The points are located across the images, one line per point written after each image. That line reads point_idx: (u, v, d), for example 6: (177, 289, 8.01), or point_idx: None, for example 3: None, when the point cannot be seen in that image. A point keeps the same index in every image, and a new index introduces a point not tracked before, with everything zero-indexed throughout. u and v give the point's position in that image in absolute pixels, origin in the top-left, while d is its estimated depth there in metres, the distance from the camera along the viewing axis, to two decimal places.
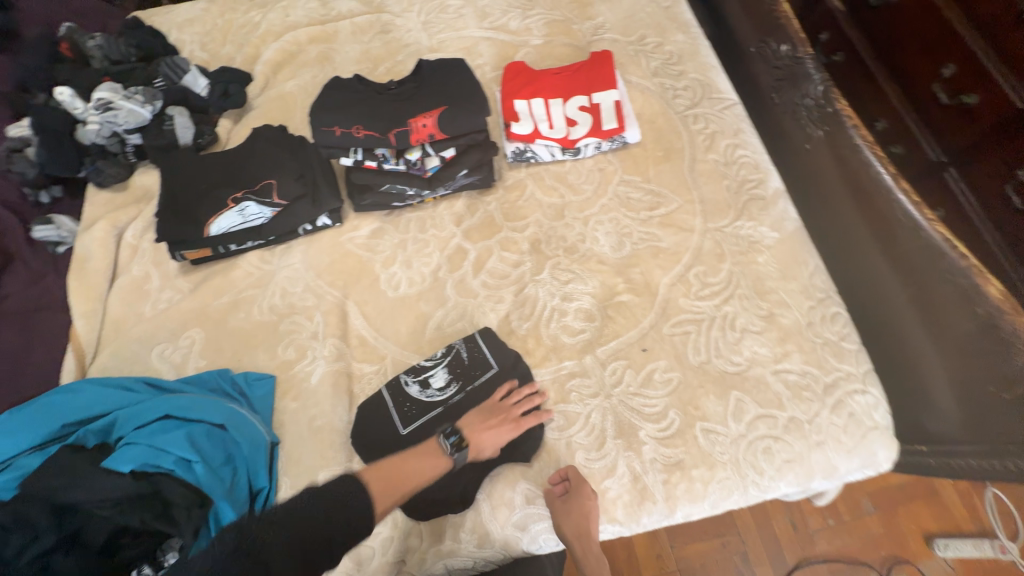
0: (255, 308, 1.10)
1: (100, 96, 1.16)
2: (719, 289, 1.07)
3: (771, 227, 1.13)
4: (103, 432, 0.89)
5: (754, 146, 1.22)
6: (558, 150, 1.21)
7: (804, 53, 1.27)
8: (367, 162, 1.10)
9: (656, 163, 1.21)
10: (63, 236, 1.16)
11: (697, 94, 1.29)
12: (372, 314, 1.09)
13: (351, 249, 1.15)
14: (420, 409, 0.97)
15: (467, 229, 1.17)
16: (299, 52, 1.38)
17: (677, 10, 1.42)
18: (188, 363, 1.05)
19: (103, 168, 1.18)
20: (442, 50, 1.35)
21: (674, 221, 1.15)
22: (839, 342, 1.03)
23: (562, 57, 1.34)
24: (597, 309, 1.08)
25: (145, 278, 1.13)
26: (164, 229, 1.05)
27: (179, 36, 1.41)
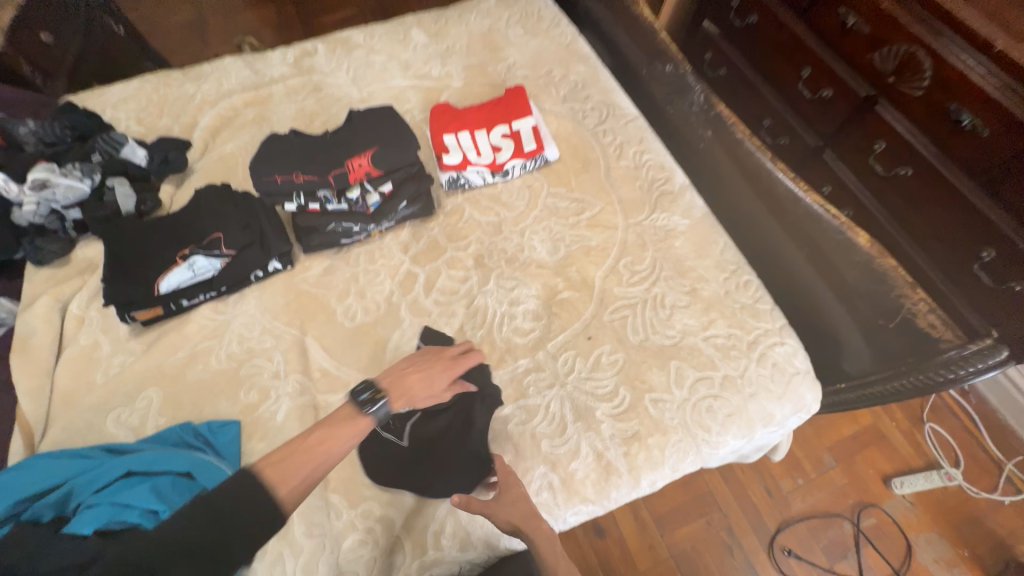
0: (213, 358, 1.11)
1: (35, 176, 1.16)
2: (646, 274, 1.20)
3: (682, 215, 1.29)
4: (60, 504, 0.87)
5: (658, 150, 1.39)
6: (488, 174, 1.34)
7: (684, 70, 1.48)
8: (310, 205, 1.20)
9: (576, 174, 1.36)
10: (2, 317, 1.15)
11: (603, 113, 1.47)
12: (332, 345, 1.13)
13: (304, 288, 1.20)
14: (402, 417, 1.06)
15: (414, 254, 1.25)
16: (235, 116, 1.46)
17: (576, 45, 1.63)
18: (147, 423, 1.04)
19: (43, 246, 1.19)
20: (372, 100, 1.48)
21: (599, 222, 1.28)
22: (754, 304, 1.17)
23: (481, 95, 1.51)
24: (543, 309, 1.17)
25: (94, 346, 1.12)
26: (112, 293, 1.08)
27: (114, 114, 1.47)
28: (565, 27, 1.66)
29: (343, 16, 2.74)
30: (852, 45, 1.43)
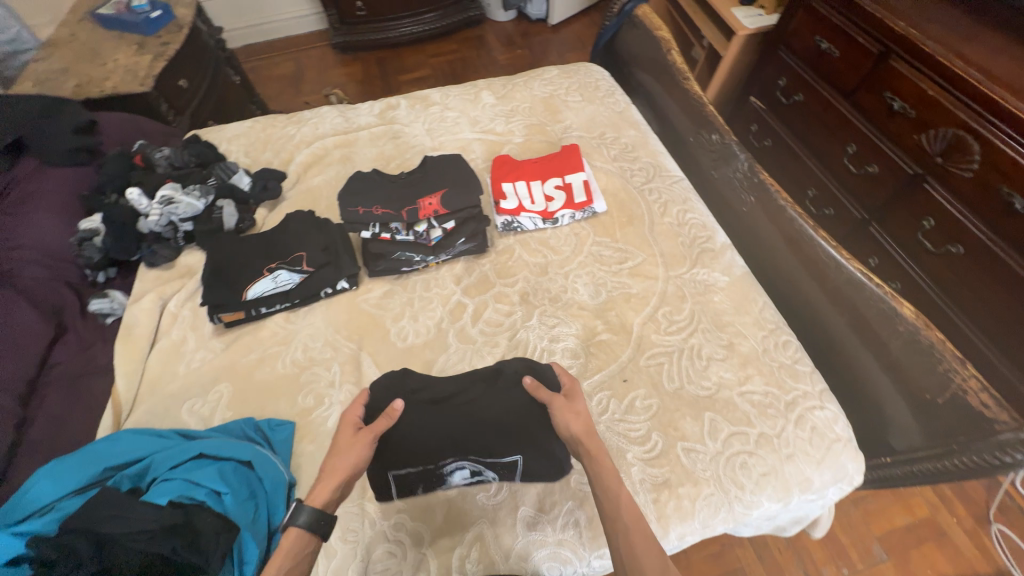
0: (279, 362, 1.23)
1: (164, 193, 1.40)
2: (685, 324, 1.25)
3: (721, 272, 1.34)
4: (137, 476, 0.97)
5: (701, 211, 1.48)
6: (539, 220, 1.46)
7: (729, 139, 1.58)
8: (383, 234, 1.34)
9: (621, 226, 1.46)
10: (115, 308, 1.34)
11: (650, 173, 1.59)
12: (384, 362, 1.23)
13: (365, 307, 1.33)
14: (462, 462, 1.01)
15: (465, 286, 1.36)
16: (325, 155, 1.69)
17: (628, 112, 1.79)
18: (215, 414, 1.15)
19: (158, 250, 1.39)
20: (442, 149, 1.68)
21: (641, 271, 1.36)
22: (793, 365, 1.18)
23: (539, 150, 1.67)
24: (581, 348, 1.23)
25: (182, 340, 1.28)
26: (209, 295, 1.25)
27: (228, 147, 1.74)
28: (619, 96, 1.84)
29: (418, 76, 3.11)
30: (898, 126, 1.48)
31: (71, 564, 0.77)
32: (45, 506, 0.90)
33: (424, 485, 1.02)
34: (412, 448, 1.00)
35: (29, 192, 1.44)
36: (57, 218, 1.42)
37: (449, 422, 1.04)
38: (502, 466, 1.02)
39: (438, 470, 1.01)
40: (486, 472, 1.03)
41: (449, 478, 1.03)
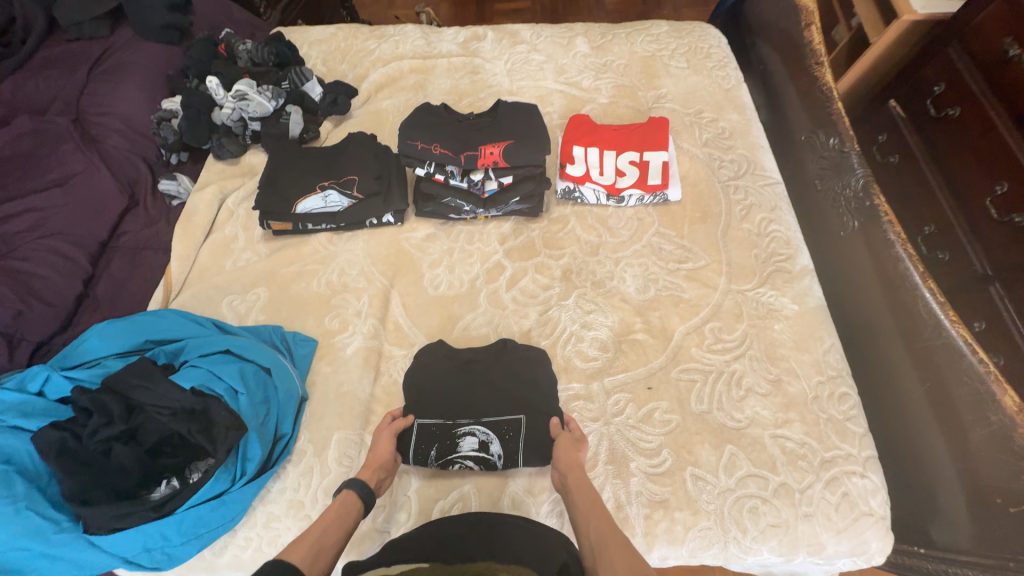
0: (315, 281, 1.25)
1: (239, 88, 1.42)
2: (732, 346, 1.13)
3: (792, 299, 1.18)
4: (172, 354, 1.04)
5: (789, 224, 1.29)
6: (603, 195, 1.34)
7: (850, 148, 1.32)
8: (437, 175, 1.27)
9: (692, 222, 1.31)
10: (180, 192, 1.39)
11: (741, 168, 1.39)
12: (411, 305, 1.22)
13: (405, 246, 1.31)
14: (478, 428, 1.03)
15: (508, 248, 1.30)
16: (399, 78, 1.62)
17: (737, 92, 1.54)
18: (249, 314, 1.21)
19: (225, 144, 1.42)
20: (519, 95, 1.55)
21: (699, 276, 1.23)
22: (844, 421, 1.05)
23: (622, 118, 1.50)
24: (612, 342, 1.16)
25: (233, 238, 1.33)
26: (262, 200, 1.26)
27: (308, 51, 1.70)
28: (731, 71, 1.58)
29: (514, 8, 2.88)
30: None
31: (103, 418, 0.88)
32: (93, 359, 1.00)
33: (437, 447, 1.01)
34: (440, 412, 1.06)
35: (121, 63, 1.51)
36: (142, 92, 1.48)
37: (471, 391, 1.09)
38: (510, 429, 1.02)
39: (452, 433, 1.03)
40: (493, 444, 1.01)
41: (459, 446, 1.02)
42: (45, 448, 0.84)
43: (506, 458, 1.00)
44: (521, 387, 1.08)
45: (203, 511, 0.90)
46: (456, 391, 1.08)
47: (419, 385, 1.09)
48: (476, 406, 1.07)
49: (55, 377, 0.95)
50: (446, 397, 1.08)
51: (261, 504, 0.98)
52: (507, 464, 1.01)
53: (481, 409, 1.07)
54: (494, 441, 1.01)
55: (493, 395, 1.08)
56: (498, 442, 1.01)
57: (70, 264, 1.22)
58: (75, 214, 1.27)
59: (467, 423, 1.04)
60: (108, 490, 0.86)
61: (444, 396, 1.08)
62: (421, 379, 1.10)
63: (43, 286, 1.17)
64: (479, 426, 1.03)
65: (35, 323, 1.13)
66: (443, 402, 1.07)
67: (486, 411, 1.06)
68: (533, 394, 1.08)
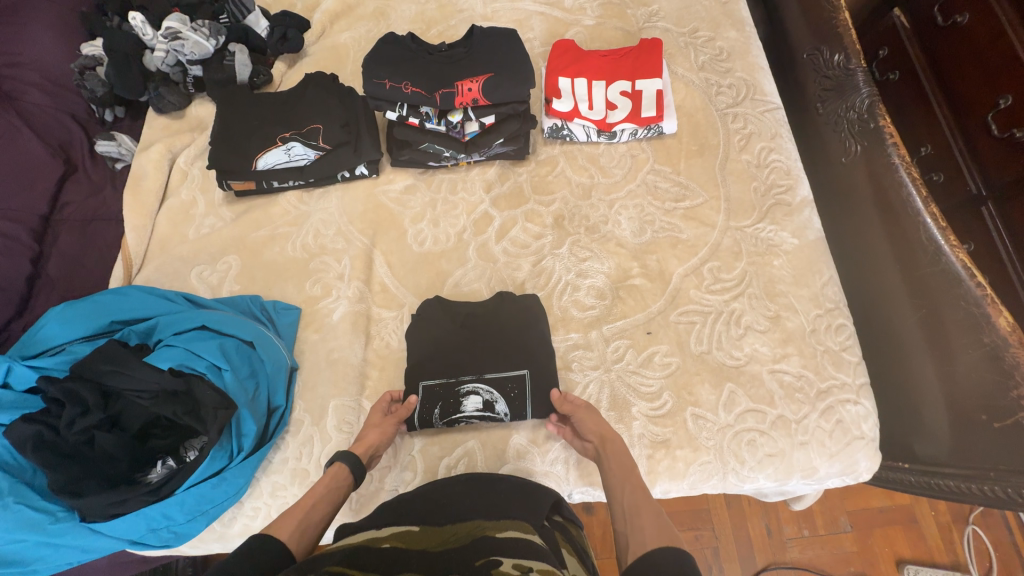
0: (289, 245, 1.16)
1: (169, 25, 1.19)
2: (731, 285, 1.10)
3: (792, 233, 1.15)
4: (145, 334, 0.97)
5: (790, 153, 1.23)
6: (593, 131, 1.23)
7: (856, 65, 1.22)
8: (410, 119, 1.12)
9: (688, 156, 1.23)
10: (122, 154, 1.24)
11: (741, 94, 1.29)
12: (396, 264, 1.15)
13: (384, 201, 1.21)
14: (483, 386, 1.01)
15: (495, 197, 1.21)
16: (356, 5, 1.41)
17: (735, 6, 1.40)
18: (223, 286, 1.12)
19: (165, 94, 1.24)
20: (494, 19, 1.39)
21: (697, 215, 1.17)
22: (839, 352, 1.06)
23: (611, 41, 1.36)
24: (609, 289, 1.12)
25: (192, 202, 1.20)
26: (216, 158, 1.12)
27: None
28: None
29: None
30: None
31: (79, 408, 0.82)
32: (57, 346, 0.92)
33: (440, 407, 1.00)
34: (439, 362, 1.04)
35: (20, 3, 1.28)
36: (55, 38, 1.27)
37: (470, 348, 1.05)
38: (516, 387, 1.01)
39: (457, 392, 1.01)
40: (498, 403, 1.00)
41: (463, 406, 1.00)
42: (22, 443, 0.80)
43: (511, 415, 1.00)
44: (526, 345, 1.05)
45: (204, 490, 0.87)
46: (451, 351, 1.04)
47: (419, 344, 1.05)
48: (483, 362, 1.04)
49: (18, 368, 0.87)
50: (446, 355, 1.04)
51: (264, 475, 0.97)
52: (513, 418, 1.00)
53: (487, 366, 1.04)
54: (499, 400, 1.00)
55: (491, 352, 1.04)
56: (503, 400, 1.00)
57: (11, 243, 1.09)
58: (4, 186, 1.12)
59: (471, 381, 1.02)
60: (98, 479, 0.82)
61: (444, 356, 1.04)
62: (418, 331, 1.06)
63: None
64: (483, 384, 1.01)
65: None
66: (443, 363, 1.04)
67: (493, 368, 1.03)
68: (537, 348, 1.05)
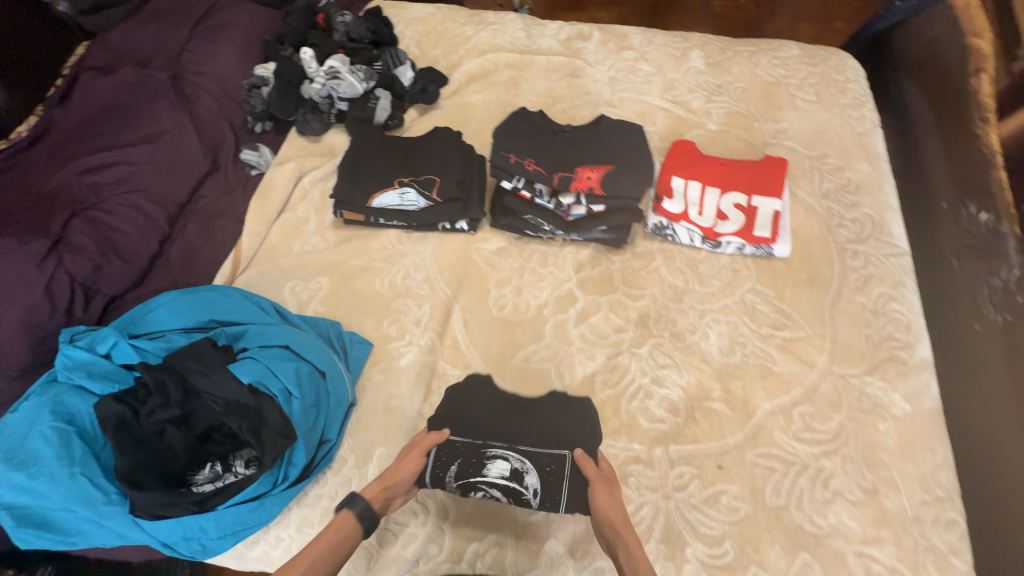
0: (378, 279, 1.21)
1: (332, 65, 1.36)
2: (824, 439, 0.99)
3: (904, 397, 1.02)
4: (233, 337, 1.01)
5: (911, 306, 1.12)
6: (698, 237, 1.20)
7: (1008, 229, 1.10)
8: (524, 192, 1.15)
9: (796, 284, 1.16)
10: (260, 163, 1.37)
11: (864, 231, 1.21)
12: (472, 323, 1.16)
13: (475, 258, 1.23)
14: (513, 451, 0.94)
15: (583, 278, 1.20)
16: (493, 72, 1.52)
17: (870, 139, 1.35)
18: (310, 304, 1.18)
19: (310, 120, 1.38)
20: (618, 108, 1.43)
21: (796, 349, 1.08)
22: (946, 554, 0.89)
23: (732, 149, 1.35)
24: (684, 406, 1.05)
25: (304, 219, 1.29)
26: (340, 189, 1.21)
27: (403, 30, 1.62)
28: (867, 113, 1.39)
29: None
30: None
31: (160, 400, 0.87)
32: (160, 331, 1.00)
33: (458, 466, 0.93)
34: (467, 421, 0.99)
35: (222, 23, 1.48)
36: (238, 56, 1.46)
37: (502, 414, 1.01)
38: (554, 463, 0.93)
39: (481, 454, 0.94)
40: (528, 474, 0.92)
41: (487, 470, 0.93)
42: (106, 420, 0.85)
43: (539, 493, 0.91)
44: (559, 424, 0.99)
45: (241, 512, 0.87)
46: (479, 415, 1.00)
47: (451, 400, 1.02)
48: (519, 435, 0.98)
49: (122, 344, 0.95)
50: (473, 417, 1.00)
51: (296, 506, 0.96)
52: (537, 499, 0.91)
53: (521, 439, 0.97)
54: (529, 471, 0.92)
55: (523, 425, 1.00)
56: (533, 473, 0.92)
57: (150, 223, 1.23)
58: (160, 173, 1.27)
59: (501, 444, 0.95)
60: (157, 473, 0.85)
61: (473, 415, 1.00)
62: (452, 387, 1.05)
63: (122, 241, 1.18)
64: (513, 449, 0.94)
65: (112, 277, 1.15)
66: (474, 423, 1.00)
67: (528, 442, 0.97)
68: (575, 426, 0.99)
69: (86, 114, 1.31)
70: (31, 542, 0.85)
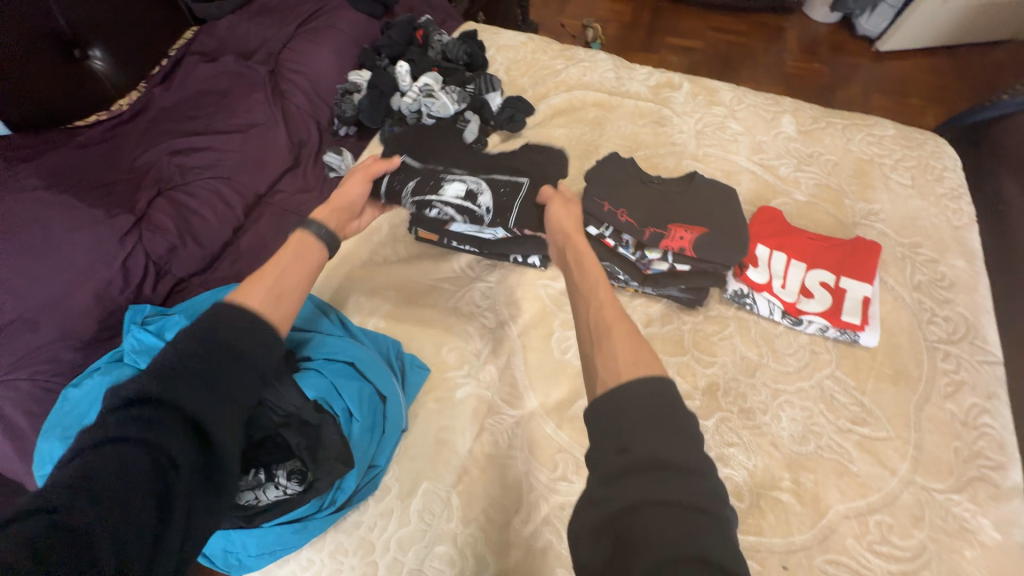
0: (442, 302, 1.18)
1: (427, 83, 1.39)
2: (903, 557, 0.91)
3: (995, 525, 0.93)
4: (297, 343, 1.00)
5: (1006, 422, 1.04)
6: (778, 311, 1.15)
7: None
8: (609, 240, 1.12)
9: (879, 378, 1.09)
10: (340, 167, 1.36)
11: (957, 332, 1.14)
12: (533, 363, 1.11)
13: (542, 294, 1.20)
14: (459, 177, 1.13)
15: (651, 334, 1.15)
16: (579, 108, 1.52)
17: (967, 233, 1.29)
18: (371, 317, 1.16)
19: (396, 131, 1.37)
20: (703, 162, 1.41)
21: (875, 450, 1.01)
22: None
23: (819, 223, 1.30)
24: (749, 491, 0.98)
25: (376, 229, 1.29)
26: (419, 207, 1.20)
27: (494, 55, 1.64)
28: (965, 205, 1.33)
29: (682, 46, 2.77)
30: None
31: None
32: None
33: (416, 182, 1.12)
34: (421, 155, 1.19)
35: (326, 26, 1.51)
36: (335, 60, 1.49)
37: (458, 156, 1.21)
38: (506, 187, 1.11)
39: (438, 178, 1.13)
40: (482, 196, 1.10)
41: (442, 192, 1.11)
42: None
43: (492, 213, 1.10)
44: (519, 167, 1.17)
45: (284, 532, 0.84)
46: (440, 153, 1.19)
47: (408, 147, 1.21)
48: (475, 168, 1.17)
49: None
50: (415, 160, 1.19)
51: (333, 530, 0.92)
52: (489, 216, 1.10)
53: (479, 170, 1.16)
54: (485, 194, 1.10)
55: (454, 158, 1.20)
56: (487, 195, 1.10)
57: (228, 211, 1.24)
58: (245, 163, 1.28)
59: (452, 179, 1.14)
60: None
61: (418, 160, 1.18)
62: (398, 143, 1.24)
63: (199, 225, 1.19)
64: (460, 177, 1.13)
65: (184, 260, 1.16)
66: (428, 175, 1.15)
67: (487, 172, 1.15)
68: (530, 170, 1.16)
69: (184, 96, 1.33)
70: None
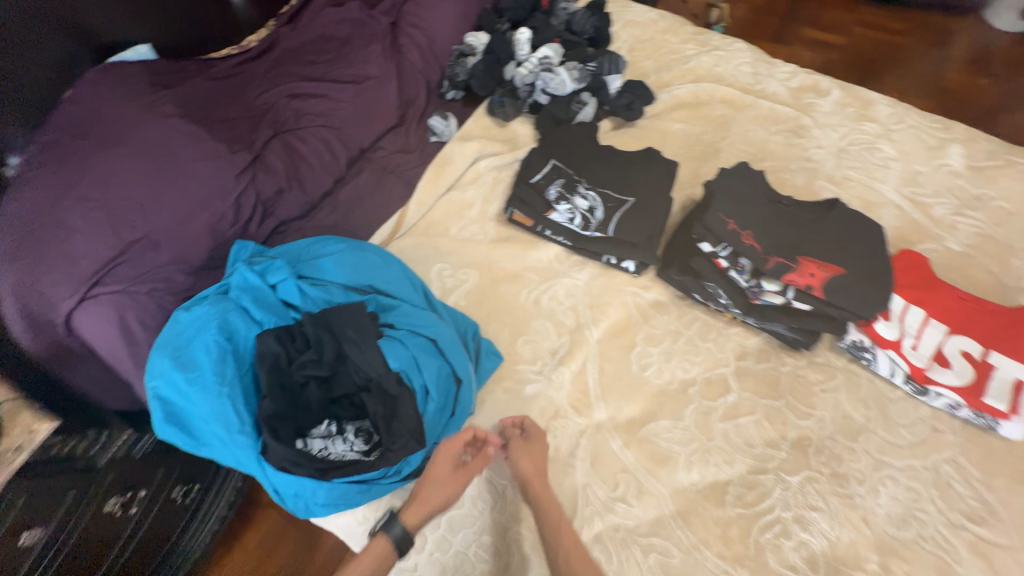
0: (525, 291, 1.15)
1: (546, 54, 1.34)
2: None
3: None
4: (382, 308, 0.99)
5: None
6: (900, 374, 1.01)
7: None
8: (722, 260, 1.05)
9: (1013, 477, 0.93)
10: (443, 133, 1.34)
11: None
12: (608, 373, 1.06)
13: (630, 303, 1.13)
14: (590, 187, 1.16)
15: (743, 369, 1.06)
16: (704, 103, 1.37)
17: None
18: (453, 293, 1.15)
19: (506, 104, 1.34)
20: (839, 186, 1.23)
21: (992, 557, 0.87)
22: None
23: (973, 281, 1.10)
24: (825, 563, 0.87)
25: (470, 204, 1.26)
26: (519, 189, 1.19)
27: (619, 32, 1.51)
28: None
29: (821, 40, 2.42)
30: None
31: (314, 356, 0.89)
32: (322, 280, 1.00)
33: (560, 182, 1.17)
34: (567, 154, 1.22)
35: None
36: (454, 21, 1.44)
37: (600, 155, 1.22)
38: (614, 204, 1.13)
39: (576, 185, 1.16)
40: (596, 211, 1.13)
41: (573, 197, 1.15)
42: (263, 357, 0.87)
43: (600, 223, 1.12)
44: (643, 187, 1.15)
45: (349, 491, 0.87)
46: (584, 155, 1.22)
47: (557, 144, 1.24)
48: (602, 178, 1.17)
49: (290, 283, 0.97)
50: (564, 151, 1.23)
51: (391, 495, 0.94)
52: (597, 226, 1.13)
53: (604, 181, 1.17)
54: (598, 208, 1.13)
55: (593, 164, 1.20)
56: (601, 209, 1.13)
57: (332, 162, 1.25)
58: (356, 116, 1.28)
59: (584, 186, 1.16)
60: (291, 424, 0.86)
61: (567, 158, 1.22)
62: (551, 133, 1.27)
63: (305, 172, 1.21)
64: (591, 186, 1.16)
65: (287, 203, 1.19)
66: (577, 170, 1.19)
67: (606, 184, 1.16)
68: (653, 194, 1.14)
69: (308, 40, 1.34)
70: (167, 438, 0.88)
